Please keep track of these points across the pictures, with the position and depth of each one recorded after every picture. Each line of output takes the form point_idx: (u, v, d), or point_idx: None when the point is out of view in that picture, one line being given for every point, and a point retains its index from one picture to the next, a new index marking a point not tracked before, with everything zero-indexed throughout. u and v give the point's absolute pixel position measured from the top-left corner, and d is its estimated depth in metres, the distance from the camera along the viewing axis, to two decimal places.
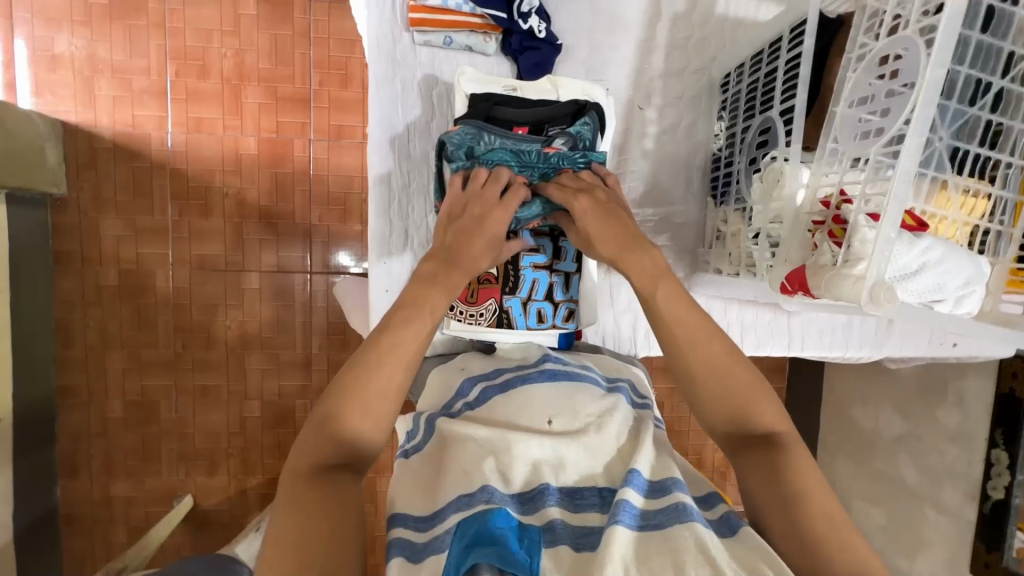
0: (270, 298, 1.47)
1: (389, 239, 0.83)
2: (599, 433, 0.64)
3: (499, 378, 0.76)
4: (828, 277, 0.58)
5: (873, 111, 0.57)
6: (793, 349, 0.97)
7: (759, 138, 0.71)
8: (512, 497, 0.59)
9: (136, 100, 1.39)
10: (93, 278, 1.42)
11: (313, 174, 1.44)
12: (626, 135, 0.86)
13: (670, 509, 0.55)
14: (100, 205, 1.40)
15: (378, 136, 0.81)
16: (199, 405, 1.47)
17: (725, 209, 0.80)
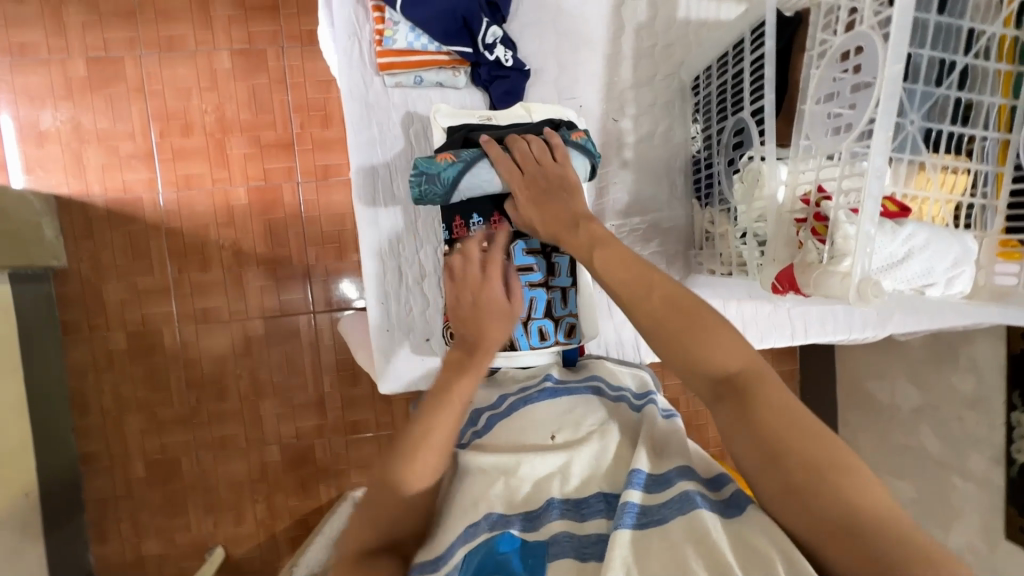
0: (277, 343, 1.48)
1: (385, 279, 0.84)
2: (603, 441, 0.67)
3: (503, 406, 0.76)
4: (817, 276, 0.59)
5: (840, 107, 0.58)
6: (798, 338, 0.97)
7: (734, 139, 0.72)
8: (519, 514, 0.60)
9: (125, 165, 1.41)
10: (103, 343, 1.44)
11: (305, 215, 1.46)
12: (604, 148, 0.87)
13: (673, 502, 0.57)
14: (101, 272, 1.43)
15: (361, 179, 0.82)
16: (219, 455, 1.48)
17: (710, 210, 0.80)
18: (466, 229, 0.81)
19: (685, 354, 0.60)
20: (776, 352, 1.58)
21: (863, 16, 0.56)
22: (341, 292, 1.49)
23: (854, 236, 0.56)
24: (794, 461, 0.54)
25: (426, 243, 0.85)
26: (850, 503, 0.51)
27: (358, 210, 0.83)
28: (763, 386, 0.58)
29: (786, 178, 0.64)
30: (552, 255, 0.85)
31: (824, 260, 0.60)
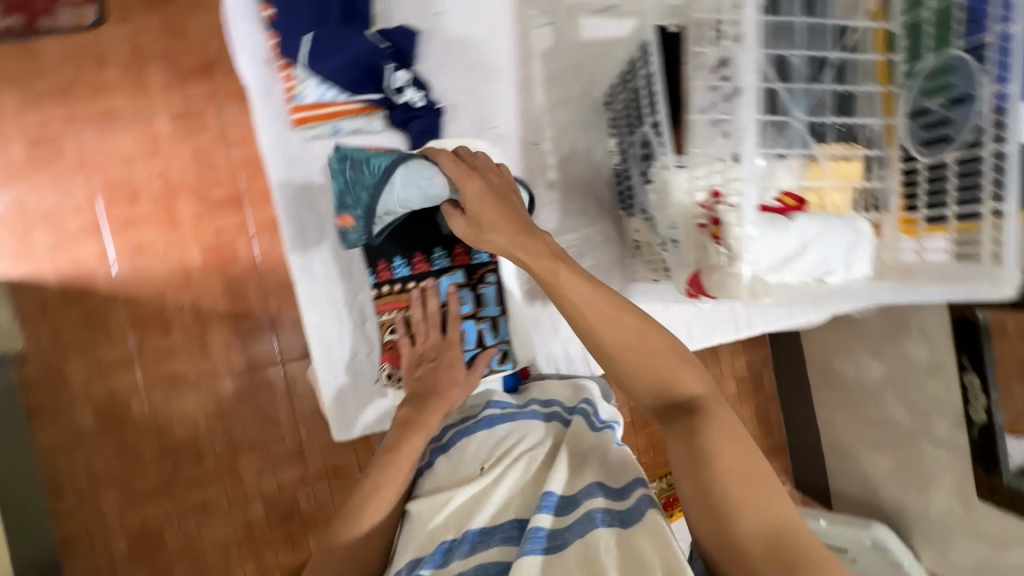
0: (248, 398, 1.46)
1: (326, 328, 0.88)
2: (531, 472, 0.71)
3: (443, 438, 0.78)
4: (719, 278, 0.65)
5: (721, 115, 0.62)
6: (743, 330, 0.96)
7: (642, 151, 0.76)
8: (434, 554, 0.64)
9: (74, 241, 1.41)
10: (70, 423, 1.41)
11: (263, 267, 1.46)
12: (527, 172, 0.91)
13: (574, 524, 0.61)
14: (60, 351, 1.41)
15: (292, 235, 0.87)
16: (202, 521, 1.45)
17: (635, 220, 0.84)
18: (392, 272, 0.85)
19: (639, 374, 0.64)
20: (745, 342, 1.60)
21: (727, 31, 0.61)
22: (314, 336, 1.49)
23: (744, 238, 0.61)
24: (718, 481, 0.58)
25: (362, 287, 0.89)
26: (756, 524, 0.56)
27: (295, 264, 0.87)
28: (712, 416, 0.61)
29: (687, 185, 0.68)
30: (479, 286, 0.87)
31: (727, 261, 0.65)
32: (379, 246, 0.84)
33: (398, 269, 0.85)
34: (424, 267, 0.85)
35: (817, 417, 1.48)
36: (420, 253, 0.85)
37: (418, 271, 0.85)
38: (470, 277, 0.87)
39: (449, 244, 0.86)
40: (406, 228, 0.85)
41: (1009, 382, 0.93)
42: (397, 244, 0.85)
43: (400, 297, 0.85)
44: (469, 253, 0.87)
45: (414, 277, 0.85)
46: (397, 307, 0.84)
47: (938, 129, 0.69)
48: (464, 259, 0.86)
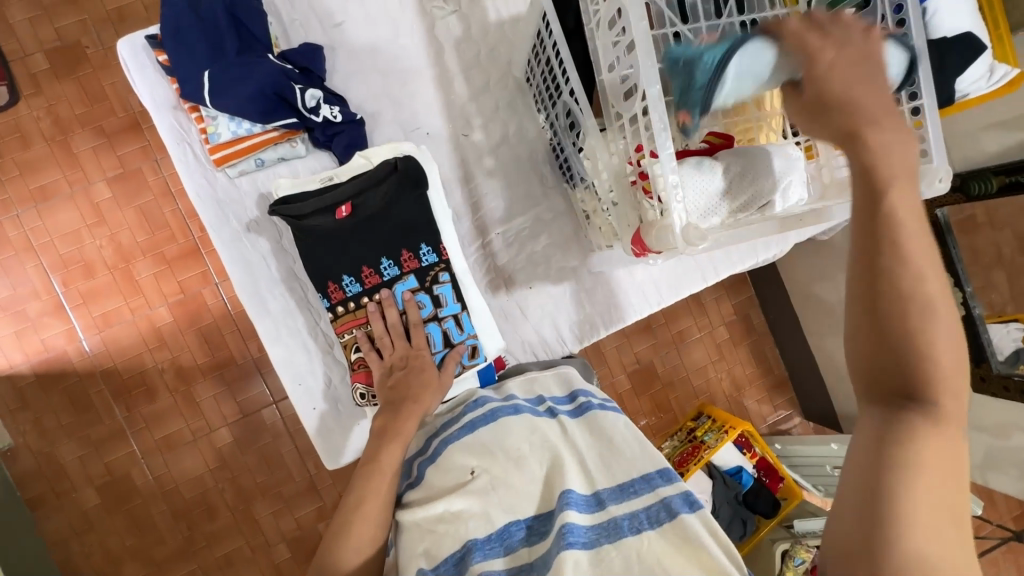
0: (250, 444, 1.45)
1: (295, 362, 0.88)
2: (521, 473, 0.72)
3: (429, 450, 0.79)
4: (658, 230, 0.64)
5: (625, 70, 0.64)
6: (710, 279, 0.95)
7: (567, 120, 0.77)
8: (445, 564, 0.67)
9: (38, 325, 1.38)
10: (75, 505, 1.40)
11: (234, 312, 1.44)
12: (465, 166, 0.93)
13: (603, 527, 0.66)
14: (49, 437, 1.39)
15: (239, 277, 0.86)
16: (229, 574, 1.44)
17: (579, 191, 0.83)
18: (343, 292, 0.81)
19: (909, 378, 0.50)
20: (727, 288, 1.61)
21: None
22: None
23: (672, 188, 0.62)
24: (907, 502, 0.48)
25: (322, 315, 0.89)
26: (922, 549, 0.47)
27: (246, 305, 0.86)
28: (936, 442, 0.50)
29: (612, 147, 0.69)
30: (433, 287, 0.83)
31: (663, 214, 0.64)
32: (326, 268, 0.81)
33: (348, 288, 0.82)
34: (374, 280, 0.82)
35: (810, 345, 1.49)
36: (367, 267, 0.81)
37: (369, 286, 0.82)
38: (423, 280, 0.83)
39: (394, 251, 0.82)
40: (346, 245, 0.81)
41: (990, 271, 0.95)
42: (341, 264, 0.81)
43: (357, 315, 0.82)
44: (417, 256, 0.82)
45: (365, 293, 0.82)
46: (356, 325, 0.82)
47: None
48: (413, 264, 0.82)
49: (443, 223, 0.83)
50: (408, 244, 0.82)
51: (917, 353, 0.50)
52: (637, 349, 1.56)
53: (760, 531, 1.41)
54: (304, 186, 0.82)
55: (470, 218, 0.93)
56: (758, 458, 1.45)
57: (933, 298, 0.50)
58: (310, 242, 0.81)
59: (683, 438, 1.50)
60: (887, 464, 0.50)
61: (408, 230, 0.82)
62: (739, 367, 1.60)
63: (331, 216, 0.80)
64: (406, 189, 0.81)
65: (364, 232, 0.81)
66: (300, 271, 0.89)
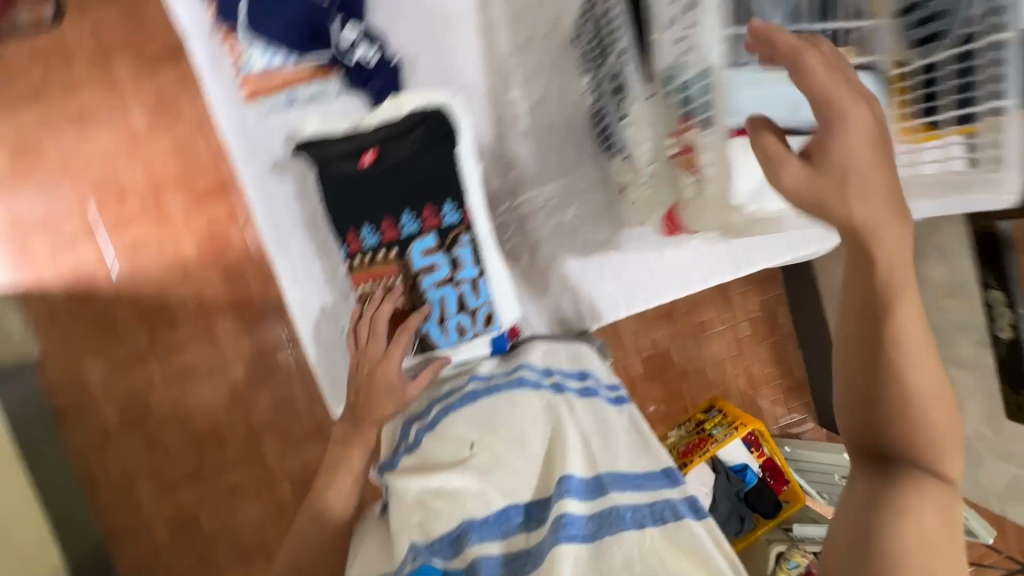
0: (264, 383, 1.49)
1: (308, 305, 0.89)
2: (524, 452, 0.71)
3: (428, 416, 0.78)
4: (692, 210, 0.64)
5: (681, 30, 0.57)
6: (744, 268, 0.90)
7: (613, 84, 0.71)
8: (440, 542, 0.66)
9: (71, 245, 1.42)
10: (96, 421, 1.46)
11: (258, 253, 1.45)
12: (502, 124, 0.91)
13: (601, 517, 0.65)
14: (76, 354, 1.44)
15: (262, 213, 0.87)
16: (234, 503, 1.50)
17: (615, 163, 0.77)
18: (361, 242, 0.82)
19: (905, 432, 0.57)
20: (755, 283, 1.55)
21: None
22: None
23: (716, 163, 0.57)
24: (894, 535, 0.54)
25: (338, 262, 0.88)
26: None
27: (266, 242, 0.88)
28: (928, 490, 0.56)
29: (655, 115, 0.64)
30: (453, 248, 0.81)
31: (699, 193, 0.61)
32: (348, 216, 0.81)
33: (366, 239, 0.81)
34: (392, 234, 0.81)
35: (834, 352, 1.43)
36: (386, 220, 0.81)
37: (386, 239, 0.81)
38: (443, 240, 0.81)
39: (415, 206, 0.80)
40: (367, 192, 0.81)
41: None
42: (362, 214, 0.81)
43: (371, 268, 0.82)
44: (438, 213, 0.80)
45: (382, 245, 0.81)
46: (370, 277, 0.82)
47: (928, 26, 0.60)
48: (434, 221, 0.80)
49: (468, 181, 0.81)
50: (431, 199, 0.80)
51: (908, 406, 0.56)
52: (655, 335, 1.53)
53: (757, 530, 1.40)
54: (333, 128, 0.82)
55: (499, 180, 0.91)
56: (765, 458, 1.42)
57: (908, 347, 0.55)
58: (334, 186, 0.81)
59: (690, 429, 1.48)
60: (883, 516, 0.56)
61: (432, 184, 0.80)
62: (758, 366, 1.56)
63: (354, 162, 0.80)
64: (434, 140, 0.79)
65: (388, 181, 0.80)
66: (321, 215, 0.88)
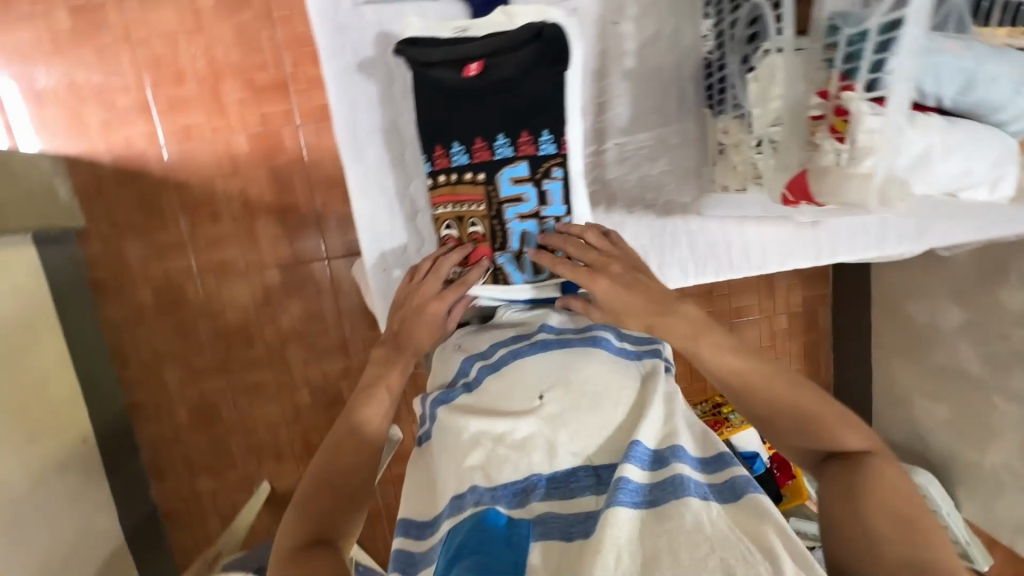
0: (297, 291, 1.50)
1: (376, 216, 0.94)
2: (595, 412, 0.66)
3: (493, 356, 0.76)
4: (833, 178, 0.63)
5: None
6: (823, 259, 0.98)
7: (749, 31, 0.72)
8: (504, 491, 0.62)
9: (124, 119, 1.39)
10: (131, 299, 1.49)
11: (308, 159, 1.42)
12: (604, 58, 0.88)
13: (667, 483, 0.59)
14: (118, 230, 1.45)
15: (340, 112, 0.89)
16: (254, 400, 1.55)
17: (723, 118, 0.81)
18: (448, 159, 0.86)
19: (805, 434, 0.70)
20: (804, 277, 1.47)
21: None
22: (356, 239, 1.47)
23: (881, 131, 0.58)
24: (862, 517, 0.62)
25: (411, 176, 0.93)
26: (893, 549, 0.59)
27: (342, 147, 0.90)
28: (883, 470, 0.65)
29: (804, 73, 0.63)
30: (543, 180, 0.84)
31: (842, 161, 0.62)
32: (445, 126, 0.85)
33: (455, 157, 0.85)
34: (483, 155, 0.84)
35: (871, 361, 1.39)
36: (479, 140, 0.84)
37: (476, 159, 0.85)
38: (534, 171, 0.84)
39: (512, 131, 0.83)
40: (467, 104, 0.83)
41: None
42: (457, 130, 0.84)
43: (454, 189, 0.87)
44: (534, 142, 0.83)
45: (471, 165, 0.85)
46: (452, 199, 0.87)
47: None
48: (529, 150, 0.84)
49: (572, 117, 0.84)
50: (529, 127, 0.83)
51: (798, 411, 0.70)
52: None
53: None
54: (435, 30, 0.81)
55: (591, 118, 0.92)
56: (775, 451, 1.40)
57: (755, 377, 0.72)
58: (433, 94, 0.84)
59: (706, 410, 1.47)
60: (846, 504, 0.63)
61: (529, 110, 0.83)
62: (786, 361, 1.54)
63: (458, 72, 0.81)
64: (542, 65, 0.80)
65: (487, 97, 0.82)
66: (402, 125, 0.91)
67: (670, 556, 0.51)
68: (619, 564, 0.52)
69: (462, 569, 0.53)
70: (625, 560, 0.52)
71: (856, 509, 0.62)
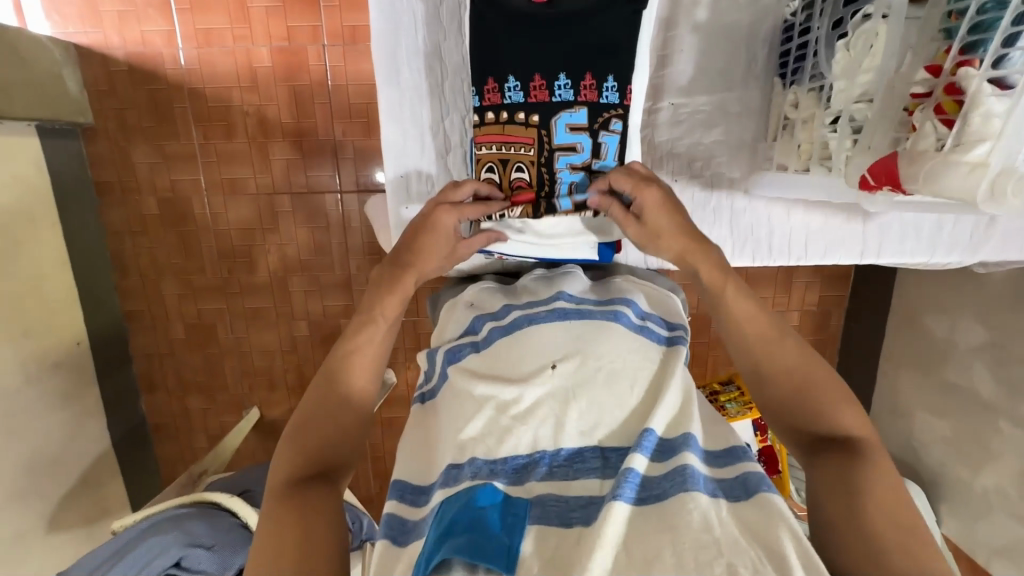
0: (305, 221, 1.45)
1: (405, 145, 0.93)
2: (610, 389, 0.64)
3: (507, 319, 0.75)
4: (932, 166, 0.57)
5: None
6: (867, 257, 0.99)
7: None
8: (504, 465, 0.60)
9: (141, 14, 1.31)
10: (136, 208, 1.44)
11: (332, 84, 1.34)
12: (675, 6, 0.89)
13: (675, 474, 0.55)
14: (127, 133, 1.39)
15: (381, 29, 0.86)
16: (252, 325, 1.53)
17: (797, 89, 0.80)
18: (501, 95, 0.83)
19: (796, 410, 0.66)
20: (825, 277, 1.42)
21: None
22: (371, 176, 1.41)
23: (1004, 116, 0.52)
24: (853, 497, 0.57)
25: (449, 111, 0.91)
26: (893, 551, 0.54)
27: (378, 69, 0.89)
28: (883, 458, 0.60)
29: (898, 46, 0.62)
30: (600, 132, 0.84)
31: (944, 148, 0.57)
32: (507, 57, 0.82)
33: (508, 93, 0.82)
34: (540, 96, 0.82)
35: (879, 369, 1.37)
36: (538, 79, 0.82)
37: (533, 99, 0.82)
38: (593, 121, 0.83)
39: (576, 73, 0.82)
40: (535, 40, 0.81)
41: None
42: (516, 64, 0.82)
43: (503, 129, 0.84)
44: (598, 88, 0.82)
45: (527, 106, 0.82)
46: (500, 139, 0.84)
47: None
48: (590, 96, 0.82)
49: (637, 74, 0.85)
50: (593, 70, 0.82)
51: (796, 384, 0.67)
52: None
53: None
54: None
55: (654, 73, 0.93)
56: (767, 446, 1.20)
57: (753, 351, 0.70)
58: (500, 18, 0.81)
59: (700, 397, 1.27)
60: (840, 492, 0.58)
61: (598, 51, 0.82)
62: None
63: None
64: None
65: (555, 28, 0.80)
66: (445, 52, 0.89)
67: (673, 557, 0.48)
68: (616, 563, 0.49)
69: (450, 548, 0.50)
70: (623, 558, 0.49)
71: (851, 504, 0.57)
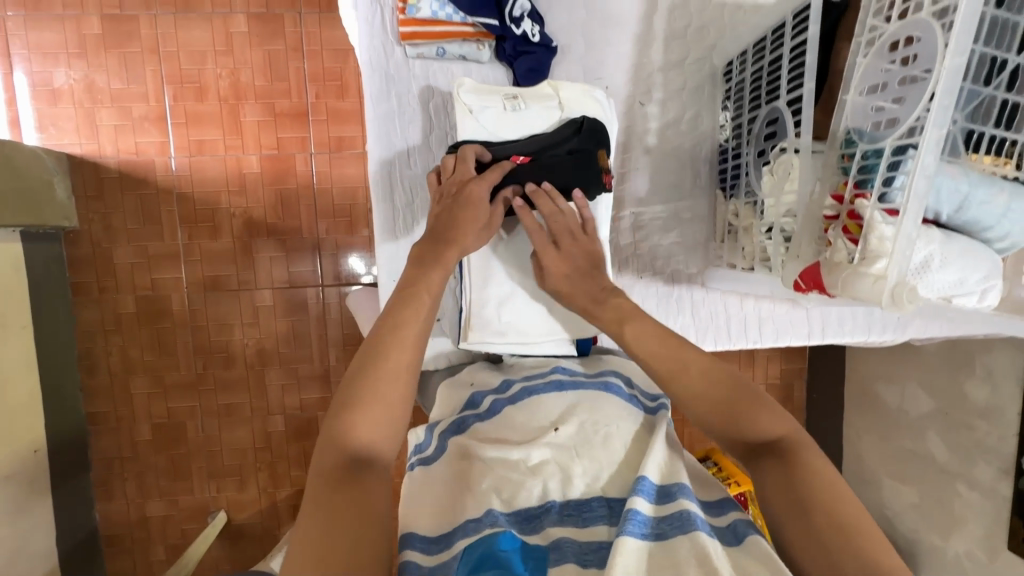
0: (285, 314, 1.47)
1: (393, 257, 0.99)
2: (607, 449, 0.68)
3: (508, 391, 0.81)
4: (846, 276, 0.68)
5: (886, 100, 0.65)
6: (813, 337, 1.10)
7: (766, 129, 0.83)
8: (518, 515, 0.62)
9: (137, 127, 1.40)
10: (112, 306, 1.44)
11: (317, 186, 1.44)
12: (629, 133, 1.03)
13: (674, 517, 0.58)
14: (111, 235, 1.42)
15: (377, 154, 0.97)
16: (224, 423, 1.49)
17: (737, 202, 0.93)
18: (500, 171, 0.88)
19: None
20: (783, 350, 1.53)
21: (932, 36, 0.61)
22: (349, 266, 1.47)
23: (890, 239, 0.64)
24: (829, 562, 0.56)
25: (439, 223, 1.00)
26: None
27: (373, 186, 0.98)
28: None
29: (820, 175, 0.73)
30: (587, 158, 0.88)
31: (855, 260, 0.68)
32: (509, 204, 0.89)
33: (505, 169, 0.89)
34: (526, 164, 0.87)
35: (843, 438, 1.45)
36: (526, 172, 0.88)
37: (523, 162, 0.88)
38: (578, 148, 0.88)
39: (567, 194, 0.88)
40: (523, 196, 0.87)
41: None
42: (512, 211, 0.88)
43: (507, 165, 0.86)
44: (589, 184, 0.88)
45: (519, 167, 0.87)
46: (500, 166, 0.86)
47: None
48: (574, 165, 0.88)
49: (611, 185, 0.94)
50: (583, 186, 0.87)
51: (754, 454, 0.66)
52: None
53: None
54: (487, 108, 0.90)
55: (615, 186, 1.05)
56: None
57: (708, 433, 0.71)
58: None
59: None
60: None
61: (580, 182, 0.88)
62: None
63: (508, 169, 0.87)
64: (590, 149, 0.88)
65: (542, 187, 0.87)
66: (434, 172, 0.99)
67: None
68: None
69: None
70: None
71: None
